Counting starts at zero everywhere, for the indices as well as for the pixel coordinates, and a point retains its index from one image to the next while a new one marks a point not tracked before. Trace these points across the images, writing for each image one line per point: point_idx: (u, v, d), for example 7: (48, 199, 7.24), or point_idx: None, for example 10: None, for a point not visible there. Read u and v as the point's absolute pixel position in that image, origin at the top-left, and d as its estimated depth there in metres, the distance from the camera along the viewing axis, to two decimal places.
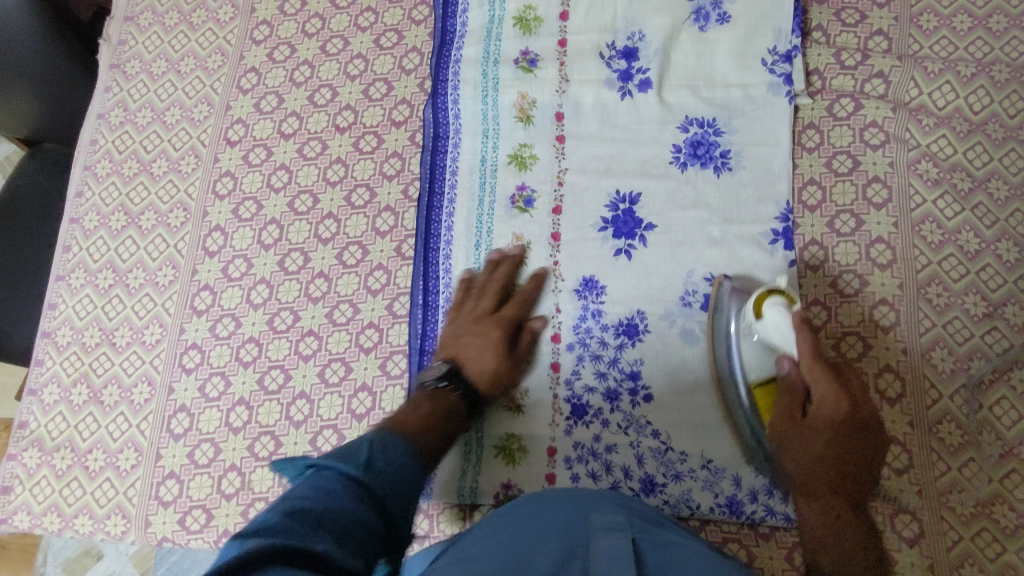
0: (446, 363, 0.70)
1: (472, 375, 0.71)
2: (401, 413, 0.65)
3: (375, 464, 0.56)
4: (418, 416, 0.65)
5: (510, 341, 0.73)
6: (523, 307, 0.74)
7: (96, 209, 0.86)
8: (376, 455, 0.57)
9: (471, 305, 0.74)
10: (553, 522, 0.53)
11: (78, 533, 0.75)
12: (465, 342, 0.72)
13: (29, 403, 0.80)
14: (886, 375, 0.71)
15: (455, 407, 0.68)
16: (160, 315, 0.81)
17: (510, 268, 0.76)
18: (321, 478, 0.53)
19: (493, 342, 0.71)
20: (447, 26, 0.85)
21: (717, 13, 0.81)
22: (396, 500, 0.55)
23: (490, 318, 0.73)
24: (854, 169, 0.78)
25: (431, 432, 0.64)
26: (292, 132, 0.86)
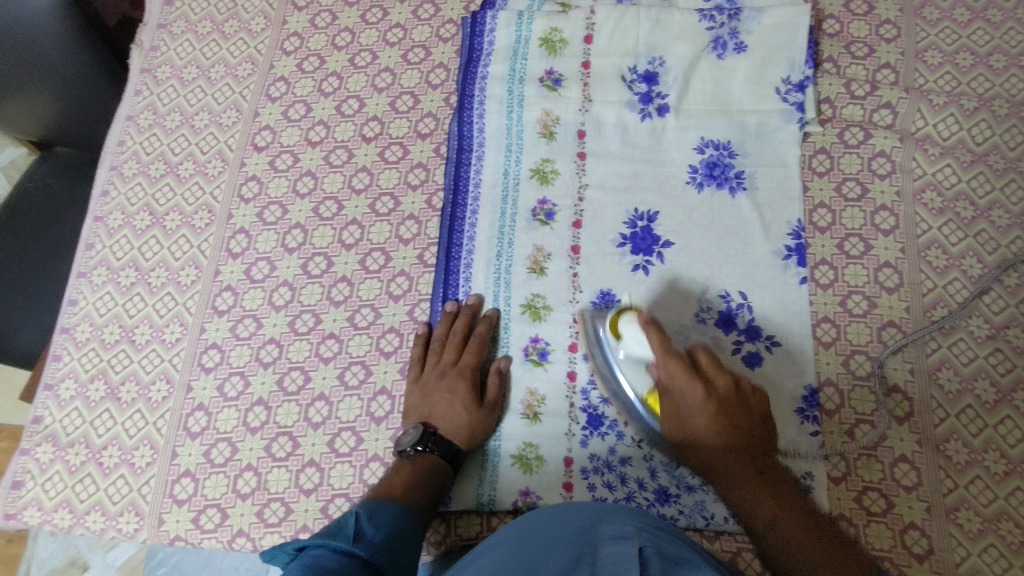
0: (419, 426, 0.70)
1: (450, 429, 0.71)
2: (382, 488, 0.66)
3: (367, 536, 0.56)
4: (398, 487, 0.66)
5: (477, 388, 0.74)
6: (481, 351, 0.75)
7: (121, 208, 0.88)
8: (367, 525, 0.57)
9: (433, 361, 0.75)
10: (560, 539, 0.54)
11: (89, 530, 0.74)
12: (434, 401, 0.72)
13: (44, 398, 0.80)
14: (895, 395, 0.73)
15: (438, 465, 0.69)
16: (180, 315, 0.82)
17: (469, 317, 0.77)
18: (313, 556, 0.52)
19: (458, 394, 0.72)
20: (475, 45, 0.88)
21: (734, 42, 0.84)
22: (391, 563, 0.56)
23: (452, 370, 0.74)
24: (863, 196, 0.81)
25: (415, 495, 0.65)
26: (319, 140, 0.88)
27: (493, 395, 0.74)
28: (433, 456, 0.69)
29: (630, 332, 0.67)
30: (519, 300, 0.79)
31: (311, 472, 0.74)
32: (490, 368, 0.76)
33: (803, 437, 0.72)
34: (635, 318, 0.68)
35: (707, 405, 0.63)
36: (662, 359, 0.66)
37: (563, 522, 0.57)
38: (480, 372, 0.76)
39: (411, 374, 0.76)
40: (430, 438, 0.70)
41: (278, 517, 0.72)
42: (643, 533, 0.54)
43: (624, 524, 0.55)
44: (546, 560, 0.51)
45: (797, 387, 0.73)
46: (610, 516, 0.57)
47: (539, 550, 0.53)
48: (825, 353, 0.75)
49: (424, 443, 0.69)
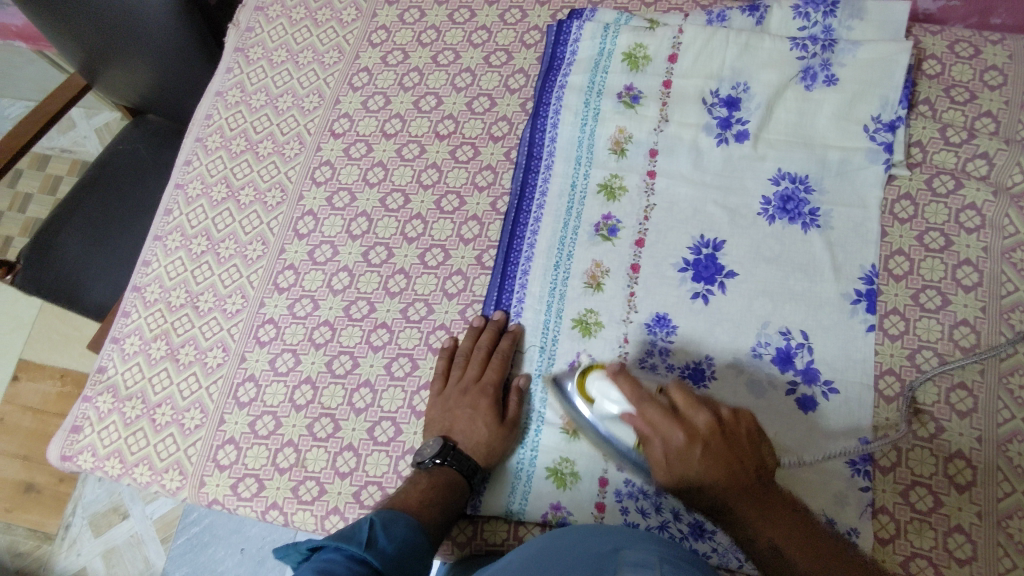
0: (439, 439, 0.71)
1: (469, 444, 0.71)
2: (398, 498, 0.67)
3: (380, 543, 0.59)
4: (414, 497, 0.66)
5: (499, 405, 0.74)
6: (503, 368, 0.76)
7: (201, 178, 0.91)
8: (380, 533, 0.60)
9: (457, 375, 0.75)
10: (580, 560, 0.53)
11: (136, 481, 0.78)
12: (456, 415, 0.73)
13: (111, 350, 0.84)
14: (957, 461, 0.68)
15: (455, 481, 0.69)
16: (243, 287, 0.84)
17: (494, 332, 0.77)
18: (326, 561, 0.55)
19: (480, 410, 0.73)
20: (557, 53, 0.89)
21: (825, 75, 0.81)
22: (398, 571, 0.59)
23: (475, 386, 0.74)
24: (946, 248, 0.76)
25: (429, 508, 0.66)
26: (393, 132, 0.89)
27: (514, 413, 0.74)
28: (451, 471, 0.69)
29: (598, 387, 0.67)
30: (572, 312, 0.78)
31: (348, 456, 0.75)
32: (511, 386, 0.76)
33: (853, 490, 0.68)
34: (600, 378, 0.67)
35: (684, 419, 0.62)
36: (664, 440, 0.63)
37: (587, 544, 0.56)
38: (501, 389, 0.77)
39: (434, 386, 0.76)
40: (449, 453, 0.70)
41: (312, 496, 0.74)
42: (668, 565, 0.50)
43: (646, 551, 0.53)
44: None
45: (852, 440, 0.70)
46: (632, 542, 0.56)
47: (559, 567, 0.53)
48: (886, 407, 0.71)
49: (444, 457, 0.69)
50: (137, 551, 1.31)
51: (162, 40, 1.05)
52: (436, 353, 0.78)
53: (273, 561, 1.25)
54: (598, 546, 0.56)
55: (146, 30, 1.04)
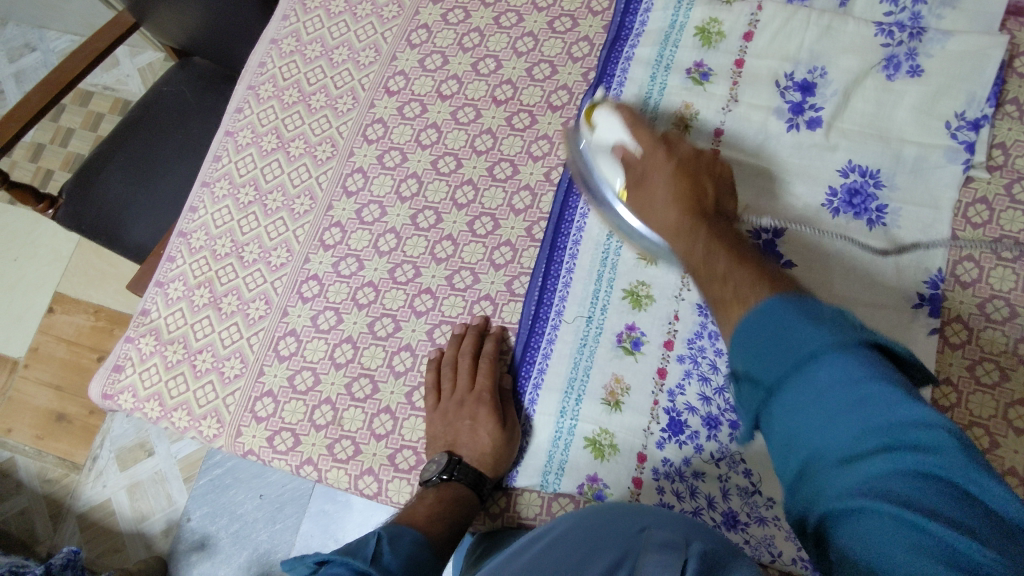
0: (443, 455, 0.69)
1: (475, 456, 0.69)
2: (405, 514, 0.65)
3: (386, 560, 0.54)
4: (420, 513, 0.64)
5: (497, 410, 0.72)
6: (494, 372, 0.74)
7: (252, 127, 0.90)
8: (386, 547, 0.56)
9: (449, 389, 0.73)
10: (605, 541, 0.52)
11: (174, 425, 0.79)
12: (457, 428, 0.71)
13: (155, 293, 0.85)
14: (1008, 478, 0.66)
15: (464, 495, 0.67)
16: (289, 241, 0.84)
17: (475, 336, 0.76)
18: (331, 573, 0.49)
19: (479, 421, 0.70)
20: (625, 22, 0.86)
21: (909, 65, 0.77)
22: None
23: (471, 394, 0.72)
24: (1020, 258, 0.73)
25: (435, 524, 0.63)
26: (449, 94, 0.87)
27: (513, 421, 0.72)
28: (458, 486, 0.68)
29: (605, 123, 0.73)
30: (622, 285, 0.76)
31: (385, 418, 0.75)
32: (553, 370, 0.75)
33: None
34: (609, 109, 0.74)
35: (662, 156, 0.69)
36: (648, 206, 0.68)
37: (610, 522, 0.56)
38: (499, 393, 0.74)
39: (428, 402, 0.74)
40: (455, 467, 0.68)
41: (347, 455, 0.74)
42: (698, 547, 0.50)
43: (673, 534, 0.52)
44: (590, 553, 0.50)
45: None
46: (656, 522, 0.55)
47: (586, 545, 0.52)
48: None
49: (450, 473, 0.68)
50: (162, 487, 1.34)
51: None
52: (428, 365, 0.76)
53: (291, 508, 1.27)
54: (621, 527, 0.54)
55: None
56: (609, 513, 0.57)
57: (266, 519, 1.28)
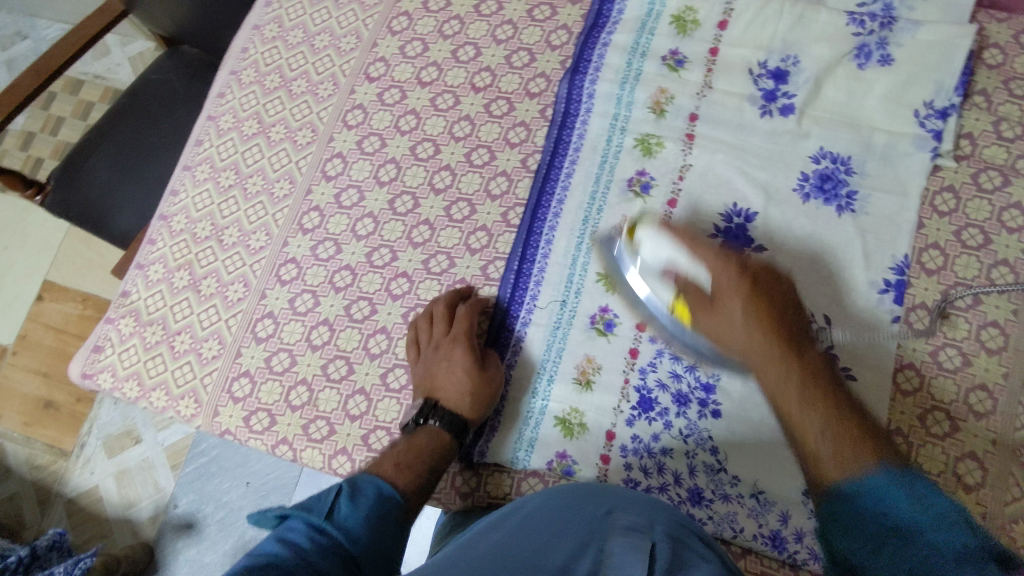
0: (423, 398, 0.71)
1: (452, 395, 0.70)
2: (379, 460, 0.65)
3: (342, 515, 0.53)
4: (393, 458, 0.65)
5: (473, 352, 0.73)
6: (470, 318, 0.75)
7: (233, 112, 0.91)
8: (350, 502, 0.55)
9: (428, 334, 0.74)
10: (569, 527, 0.53)
11: (152, 405, 0.80)
12: (435, 371, 0.72)
13: (135, 275, 0.86)
14: (968, 461, 0.68)
15: (439, 435, 0.68)
16: (268, 225, 0.85)
17: (450, 295, 0.77)
18: (287, 530, 0.50)
19: (456, 360, 0.71)
20: (603, 10, 0.87)
21: (880, 54, 0.78)
22: (368, 548, 0.53)
23: (446, 340, 0.73)
24: (984, 246, 0.74)
25: (408, 469, 0.64)
26: (429, 81, 0.88)
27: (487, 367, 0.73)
28: (434, 426, 0.69)
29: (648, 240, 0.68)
30: (597, 269, 0.78)
31: (360, 399, 0.76)
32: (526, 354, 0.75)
33: None
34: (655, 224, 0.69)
35: (734, 288, 0.62)
36: (724, 329, 0.63)
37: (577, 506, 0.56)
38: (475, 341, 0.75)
39: (410, 350, 0.75)
40: (433, 413, 0.70)
41: (321, 435, 0.75)
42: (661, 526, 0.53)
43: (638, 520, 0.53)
44: (557, 529, 0.52)
45: None
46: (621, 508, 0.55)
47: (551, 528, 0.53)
48: (901, 401, 0.70)
49: (426, 418, 0.69)
50: (149, 474, 1.35)
51: None
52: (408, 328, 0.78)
53: (277, 496, 1.28)
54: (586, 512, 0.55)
55: None
56: (579, 495, 0.58)
57: (251, 506, 1.28)
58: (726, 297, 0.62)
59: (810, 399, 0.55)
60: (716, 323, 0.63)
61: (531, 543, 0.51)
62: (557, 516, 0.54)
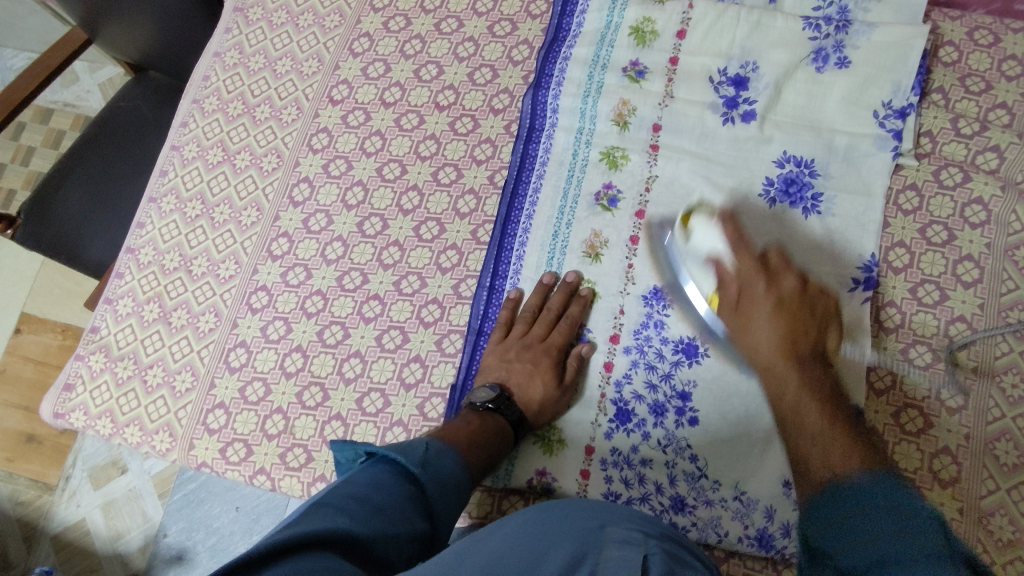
0: (495, 387, 0.71)
1: (520, 399, 0.71)
2: (448, 430, 0.66)
3: (431, 469, 0.57)
4: (464, 435, 0.65)
5: (558, 367, 0.73)
6: (571, 332, 0.75)
7: (197, 140, 0.90)
8: (433, 457, 0.59)
9: (521, 331, 0.75)
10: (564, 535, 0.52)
11: (127, 441, 0.79)
12: (513, 368, 0.73)
13: (104, 310, 0.85)
14: (942, 457, 0.68)
15: (502, 429, 0.69)
16: (237, 253, 0.84)
17: (565, 293, 0.76)
18: (378, 470, 0.55)
19: (540, 369, 0.72)
20: (562, 24, 0.87)
21: (837, 56, 0.79)
22: (444, 505, 0.57)
23: (539, 344, 0.74)
24: (948, 243, 0.75)
25: (477, 450, 0.65)
26: (393, 101, 0.88)
27: (573, 378, 0.73)
28: (500, 419, 0.69)
29: (700, 230, 0.70)
30: None
31: (336, 425, 0.75)
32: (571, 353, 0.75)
33: None
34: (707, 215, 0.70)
35: (780, 291, 0.62)
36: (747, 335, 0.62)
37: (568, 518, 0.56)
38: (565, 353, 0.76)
39: (495, 336, 0.76)
40: (503, 402, 0.70)
41: (299, 463, 0.74)
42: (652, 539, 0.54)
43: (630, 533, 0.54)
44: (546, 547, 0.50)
45: None
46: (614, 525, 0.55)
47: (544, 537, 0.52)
48: (875, 400, 0.71)
49: (497, 405, 0.69)
50: (135, 505, 1.33)
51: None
52: (501, 304, 0.78)
53: (267, 520, 1.27)
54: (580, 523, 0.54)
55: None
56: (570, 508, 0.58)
57: (242, 531, 1.27)
58: (770, 293, 0.62)
59: (818, 405, 0.53)
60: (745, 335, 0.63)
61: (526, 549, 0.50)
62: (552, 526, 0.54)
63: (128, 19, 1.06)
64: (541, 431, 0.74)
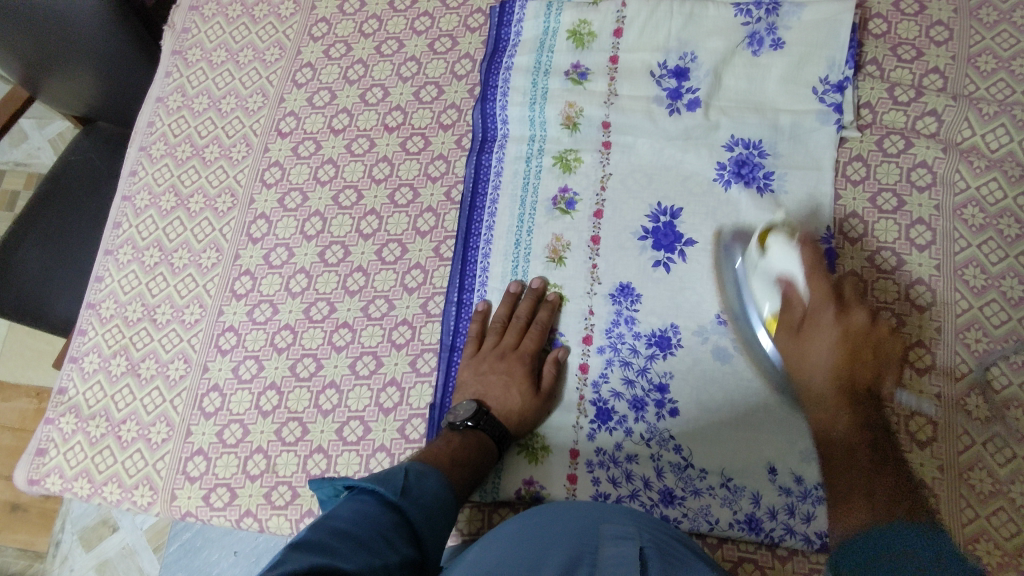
0: (472, 403, 0.71)
1: (499, 412, 0.71)
2: (429, 453, 0.66)
3: (413, 493, 0.58)
4: (445, 456, 0.66)
5: (534, 374, 0.73)
6: (542, 337, 0.75)
7: (148, 188, 0.90)
8: (415, 480, 0.60)
9: (492, 342, 0.76)
10: (565, 534, 0.54)
11: (106, 500, 0.77)
12: (488, 382, 0.73)
13: (70, 370, 0.83)
14: (918, 418, 0.69)
15: (485, 444, 0.69)
16: (200, 296, 0.83)
17: (532, 300, 0.76)
18: (361, 501, 0.55)
19: (515, 379, 0.72)
20: (501, 35, 0.87)
21: (771, 38, 0.81)
22: (430, 528, 0.57)
23: (512, 354, 0.74)
24: (899, 209, 0.76)
25: (460, 469, 0.65)
26: (341, 127, 0.88)
27: (549, 384, 0.73)
28: (482, 435, 0.69)
29: (779, 249, 0.67)
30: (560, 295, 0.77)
31: (319, 458, 0.75)
32: (547, 357, 0.75)
33: None
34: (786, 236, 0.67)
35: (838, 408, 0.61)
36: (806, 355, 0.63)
37: (568, 516, 0.57)
38: (539, 359, 0.76)
39: (468, 351, 0.76)
40: (482, 417, 0.70)
41: (285, 501, 0.73)
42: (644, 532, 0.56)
43: (626, 527, 0.55)
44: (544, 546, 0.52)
45: None
46: (612, 517, 0.57)
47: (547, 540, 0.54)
48: None
49: (476, 420, 0.69)
50: (131, 562, 1.30)
51: (84, 35, 0.99)
52: (470, 317, 0.78)
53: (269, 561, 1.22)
54: (580, 519, 0.56)
55: (65, 33, 0.98)
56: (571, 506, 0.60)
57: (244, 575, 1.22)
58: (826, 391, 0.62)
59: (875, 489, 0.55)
60: (801, 360, 0.63)
61: (533, 552, 0.52)
62: (553, 527, 0.55)
63: (73, 74, 1.04)
64: (524, 439, 0.74)
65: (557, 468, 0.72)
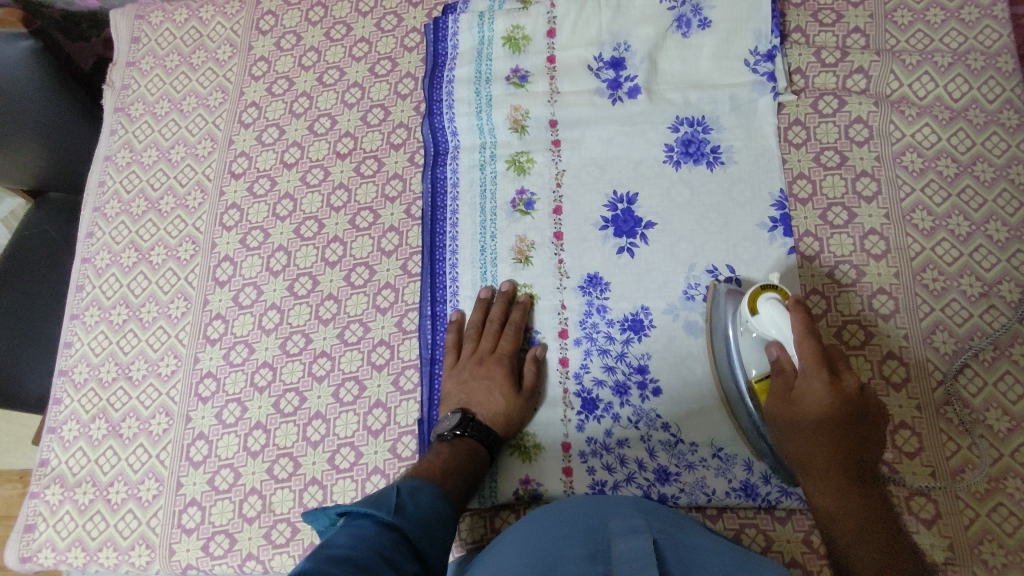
0: (457, 411, 0.71)
1: (485, 417, 0.71)
2: (421, 467, 0.66)
3: (409, 510, 0.58)
4: (437, 467, 0.66)
5: (515, 374, 0.74)
6: (518, 337, 0.76)
7: (107, 247, 0.89)
8: (409, 498, 0.59)
9: (470, 349, 0.76)
10: (577, 529, 0.55)
11: (103, 566, 0.76)
12: (471, 388, 0.73)
13: (50, 440, 0.81)
14: (890, 362, 0.72)
15: (475, 449, 0.69)
16: (174, 346, 0.83)
17: (504, 303, 0.77)
18: (356, 525, 0.54)
19: (496, 382, 0.72)
20: (439, 50, 0.88)
21: (698, 19, 0.83)
22: (429, 541, 0.57)
23: (490, 357, 0.74)
24: (843, 164, 0.79)
25: (453, 478, 0.66)
26: (294, 161, 0.88)
27: (531, 382, 0.74)
28: (471, 441, 0.69)
29: (767, 310, 0.60)
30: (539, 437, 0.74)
31: (314, 490, 0.74)
32: (526, 356, 0.75)
33: None
34: (778, 299, 0.61)
35: (821, 401, 0.56)
36: (790, 425, 0.59)
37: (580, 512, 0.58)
38: (517, 359, 0.76)
39: (448, 361, 0.76)
40: (469, 423, 0.70)
41: (286, 538, 0.73)
42: (655, 524, 0.56)
43: (637, 518, 0.56)
44: (562, 549, 0.52)
45: None
46: (624, 509, 0.58)
47: (559, 534, 0.54)
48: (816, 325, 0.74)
49: (463, 428, 0.69)
50: None
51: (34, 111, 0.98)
52: (446, 328, 0.79)
53: None
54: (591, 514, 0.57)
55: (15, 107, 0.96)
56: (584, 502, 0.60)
57: None
58: (805, 401, 0.57)
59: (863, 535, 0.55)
60: (779, 369, 0.60)
61: (547, 545, 0.53)
62: (564, 522, 0.56)
63: (21, 130, 1.00)
64: (515, 440, 0.74)
65: (552, 465, 0.72)
